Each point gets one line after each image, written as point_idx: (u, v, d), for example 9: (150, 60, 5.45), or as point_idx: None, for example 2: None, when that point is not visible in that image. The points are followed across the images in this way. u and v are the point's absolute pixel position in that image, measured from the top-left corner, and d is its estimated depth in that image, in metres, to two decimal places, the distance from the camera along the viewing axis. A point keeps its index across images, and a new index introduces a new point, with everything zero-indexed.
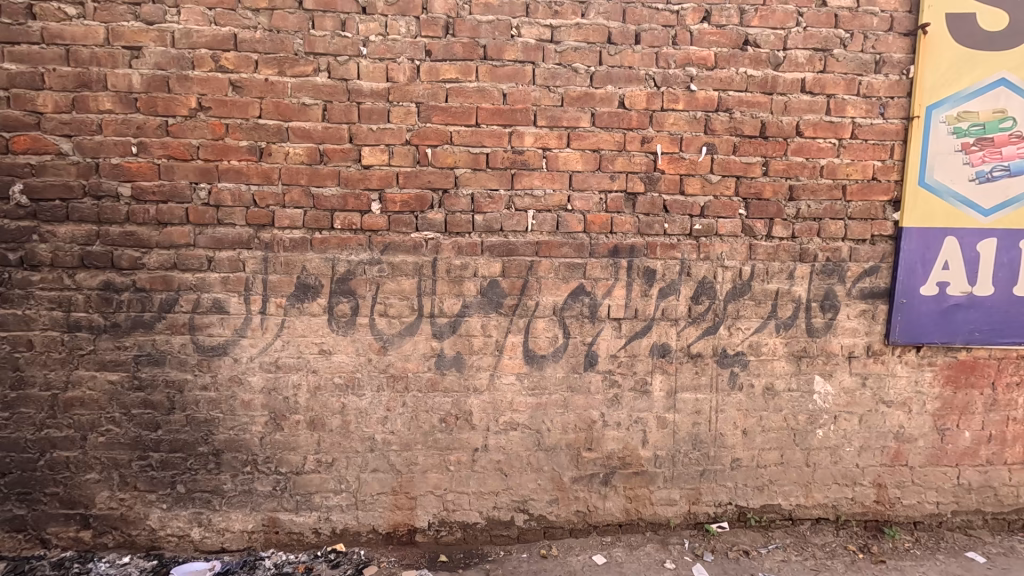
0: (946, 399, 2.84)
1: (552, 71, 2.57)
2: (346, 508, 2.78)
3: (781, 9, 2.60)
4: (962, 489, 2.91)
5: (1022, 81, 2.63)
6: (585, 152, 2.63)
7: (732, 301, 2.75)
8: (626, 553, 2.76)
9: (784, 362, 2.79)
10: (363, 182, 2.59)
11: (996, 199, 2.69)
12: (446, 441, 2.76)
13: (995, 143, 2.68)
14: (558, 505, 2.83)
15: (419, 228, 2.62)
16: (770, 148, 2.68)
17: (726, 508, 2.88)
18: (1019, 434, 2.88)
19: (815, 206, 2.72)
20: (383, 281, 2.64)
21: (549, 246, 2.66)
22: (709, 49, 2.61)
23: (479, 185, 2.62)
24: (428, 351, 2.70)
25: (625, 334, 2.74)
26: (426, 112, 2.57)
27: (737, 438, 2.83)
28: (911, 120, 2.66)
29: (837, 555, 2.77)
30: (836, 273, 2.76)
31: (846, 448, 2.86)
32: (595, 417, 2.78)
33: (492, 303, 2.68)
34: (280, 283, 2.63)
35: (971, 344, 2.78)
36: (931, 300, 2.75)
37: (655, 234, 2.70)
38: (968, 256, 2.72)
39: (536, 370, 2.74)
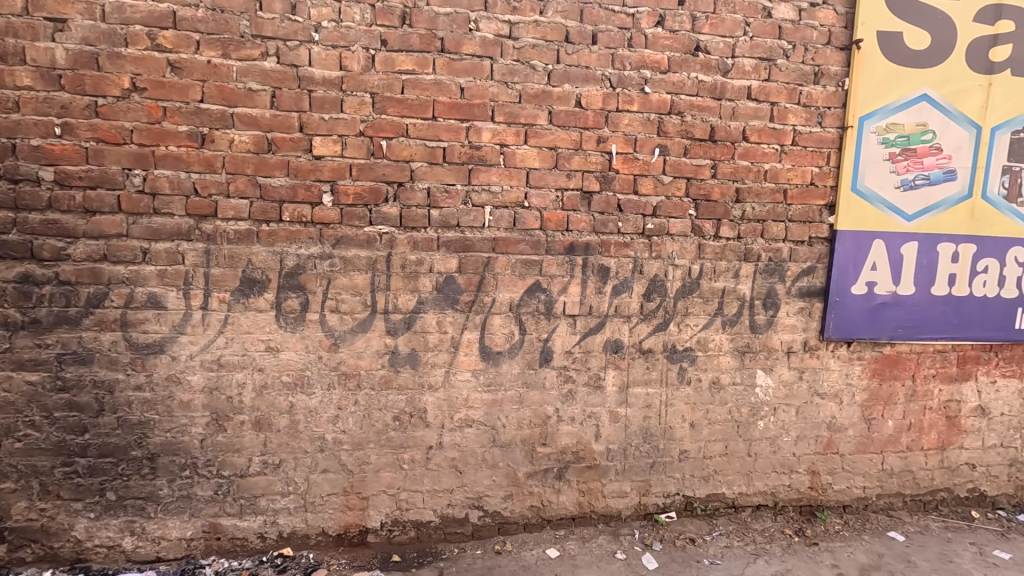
0: (872, 391, 3.06)
1: (510, 67, 2.57)
2: (294, 510, 2.69)
3: (730, 18, 2.71)
4: (886, 474, 3.15)
5: (941, 97, 2.86)
6: (542, 149, 2.65)
7: (682, 299, 2.85)
8: (578, 545, 2.81)
9: (729, 357, 2.92)
10: (314, 173, 2.50)
11: (918, 205, 2.91)
12: (399, 439, 2.71)
13: (917, 154, 2.89)
14: (513, 500, 2.84)
15: (373, 222, 2.56)
16: (719, 152, 2.78)
17: (674, 499, 2.98)
18: (935, 422, 3.14)
19: (758, 208, 2.85)
20: (334, 276, 2.56)
21: (505, 242, 2.66)
22: (662, 53, 2.68)
23: (436, 179, 2.58)
24: (381, 348, 2.64)
25: (579, 331, 2.78)
26: (381, 103, 2.50)
27: (684, 431, 2.94)
28: (845, 129, 2.84)
29: (774, 539, 2.92)
30: (777, 273, 2.90)
31: (784, 438, 3.03)
32: (550, 413, 2.81)
33: (448, 299, 2.65)
34: (223, 277, 2.50)
35: (895, 339, 3.00)
36: (861, 298, 2.94)
37: (609, 233, 2.75)
38: (893, 257, 2.93)
39: (492, 367, 2.73)
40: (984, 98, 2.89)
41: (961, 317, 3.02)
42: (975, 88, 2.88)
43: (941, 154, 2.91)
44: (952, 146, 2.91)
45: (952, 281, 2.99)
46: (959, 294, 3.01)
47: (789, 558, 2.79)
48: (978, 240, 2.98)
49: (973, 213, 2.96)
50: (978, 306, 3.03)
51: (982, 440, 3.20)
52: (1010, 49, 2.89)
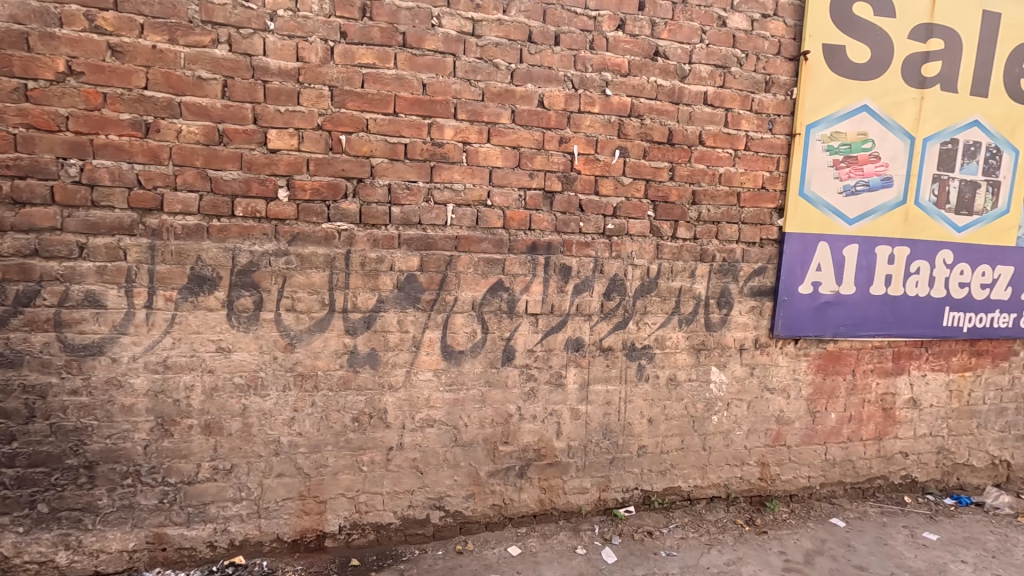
0: (817, 385, 3.22)
1: (473, 65, 2.56)
2: (247, 517, 2.58)
3: (688, 25, 2.79)
4: (829, 464, 3.32)
5: (880, 108, 3.04)
6: (504, 148, 2.65)
7: (641, 298, 2.91)
8: (540, 542, 2.82)
9: (685, 354, 3.01)
10: (269, 167, 2.41)
11: (858, 210, 3.09)
12: (358, 441, 2.65)
13: (858, 161, 3.06)
14: (475, 500, 2.83)
15: (332, 219, 2.49)
16: (676, 155, 2.86)
17: (633, 493, 3.05)
18: (873, 414, 3.34)
19: (713, 210, 2.95)
20: (290, 274, 2.48)
21: (467, 240, 2.65)
22: (623, 56, 2.73)
23: (397, 176, 2.54)
24: (340, 348, 2.57)
25: (541, 329, 2.80)
26: (340, 97, 2.44)
27: (643, 427, 3.01)
28: (793, 136, 2.97)
29: (727, 529, 3.04)
30: (730, 273, 3.01)
31: (736, 431, 3.15)
32: (512, 411, 2.82)
33: (409, 298, 2.62)
34: (169, 274, 2.37)
35: (838, 336, 3.17)
36: (807, 297, 3.10)
37: (571, 233, 2.78)
38: (836, 259, 3.10)
39: (454, 366, 2.72)
40: (916, 110, 3.10)
41: (896, 315, 3.23)
42: (910, 101, 3.08)
43: (880, 162, 3.09)
44: (889, 155, 3.10)
45: (888, 282, 3.19)
46: (894, 293, 3.21)
47: (740, 547, 2.89)
48: (911, 243, 3.19)
49: (907, 218, 3.16)
50: (911, 305, 3.24)
51: (914, 430, 3.43)
52: (940, 65, 3.10)
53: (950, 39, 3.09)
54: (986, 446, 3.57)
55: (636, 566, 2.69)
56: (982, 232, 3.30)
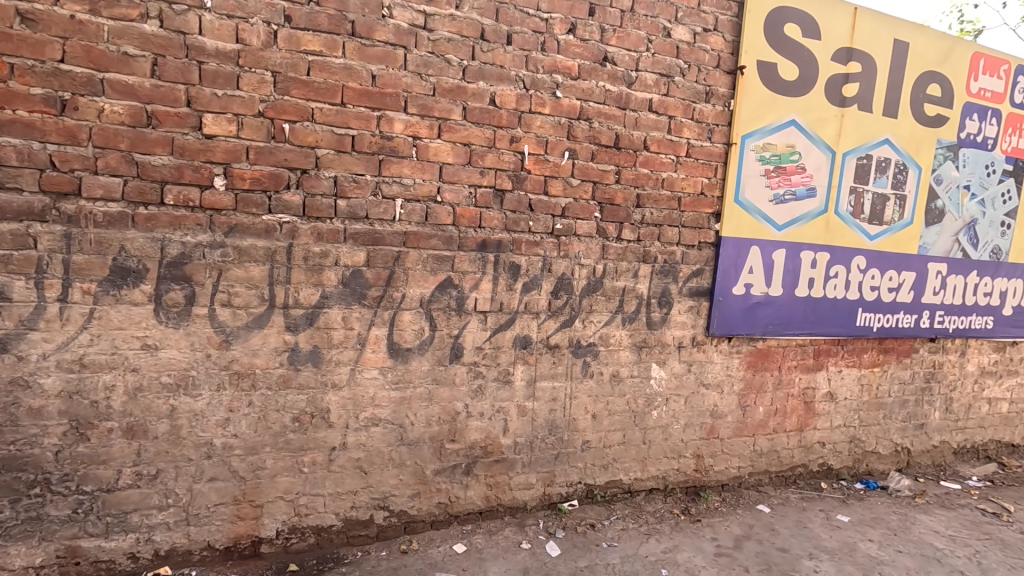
0: (747, 380, 3.43)
1: (424, 59, 2.53)
2: (174, 525, 2.43)
3: (635, 33, 2.89)
4: (756, 454, 3.55)
5: (806, 123, 3.28)
6: (455, 144, 2.63)
7: (587, 296, 2.99)
8: (485, 538, 2.83)
9: (628, 351, 3.12)
10: (204, 154, 2.27)
11: (786, 217, 3.31)
12: (299, 441, 2.56)
13: (787, 171, 3.28)
14: (420, 499, 2.81)
15: (273, 211, 2.38)
16: (623, 159, 2.96)
17: (576, 488, 3.13)
18: (795, 407, 3.59)
19: (656, 214, 3.07)
20: (226, 267, 2.35)
21: (416, 236, 2.61)
22: (573, 60, 2.79)
23: (343, 168, 2.47)
24: (280, 345, 2.47)
25: (490, 327, 2.81)
26: (284, 84, 2.34)
27: (587, 422, 3.09)
28: (730, 145, 3.14)
29: (664, 519, 3.16)
30: (671, 274, 3.15)
31: (674, 425, 3.29)
32: (459, 409, 2.81)
33: (355, 293, 2.55)
34: (88, 265, 2.19)
35: (766, 334, 3.39)
36: (739, 298, 3.29)
37: (520, 232, 2.81)
38: (766, 262, 3.31)
39: (400, 364, 2.67)
40: (837, 127, 3.36)
41: (817, 315, 3.49)
42: (832, 117, 3.34)
43: (805, 173, 3.33)
44: (814, 167, 3.34)
45: (811, 284, 3.44)
46: (816, 295, 3.47)
47: (676, 535, 3.01)
48: (831, 249, 3.46)
49: (828, 226, 3.43)
50: (830, 306, 3.52)
51: (831, 421, 3.72)
52: (858, 86, 3.38)
53: (867, 63, 3.38)
54: (891, 435, 3.94)
55: (579, 557, 2.74)
56: (891, 240, 3.64)
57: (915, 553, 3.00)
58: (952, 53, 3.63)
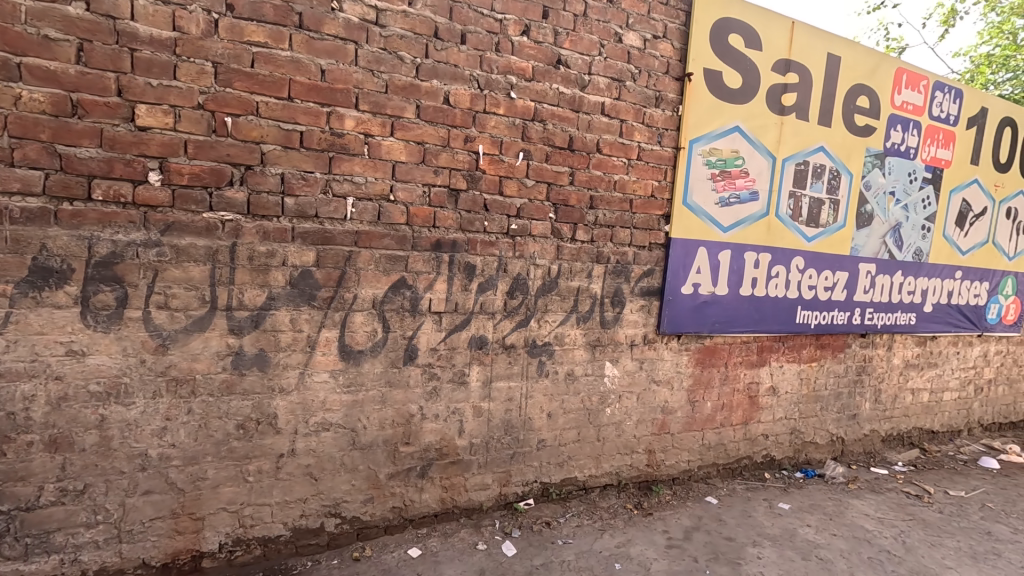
0: (696, 376, 3.55)
1: (376, 55, 2.47)
2: (104, 543, 2.27)
3: (588, 38, 2.94)
4: (704, 448, 3.68)
5: (749, 130, 3.43)
6: (408, 143, 2.60)
7: (542, 297, 3.01)
8: (440, 541, 2.80)
9: (582, 350, 3.17)
10: (137, 147, 2.14)
11: (731, 219, 3.45)
12: (243, 449, 2.45)
13: (731, 175, 3.42)
14: (374, 503, 2.74)
15: (214, 208, 2.27)
16: (576, 160, 3.00)
17: (532, 486, 3.15)
18: (740, 402, 3.75)
19: (609, 215, 3.13)
20: (162, 267, 2.22)
21: (368, 236, 2.55)
22: (527, 61, 2.81)
23: (291, 165, 2.38)
24: (223, 349, 2.36)
25: (445, 328, 2.79)
26: (226, 75, 2.23)
27: (542, 421, 3.11)
28: (678, 150, 3.25)
29: (618, 513, 3.22)
30: (623, 274, 3.22)
31: (626, 422, 3.37)
32: (413, 411, 2.77)
33: (304, 294, 2.46)
34: (3, 265, 2.01)
35: (713, 332, 3.52)
36: (688, 297, 3.40)
37: (475, 232, 2.79)
38: (713, 262, 3.44)
39: (352, 366, 2.61)
40: (777, 134, 3.53)
41: (759, 313, 3.66)
42: (772, 125, 3.50)
43: (748, 177, 3.48)
44: (756, 171, 3.50)
45: (754, 283, 3.61)
46: (759, 294, 3.64)
47: (629, 529, 3.07)
48: (772, 250, 3.63)
49: (769, 228, 3.60)
50: (772, 304, 3.70)
51: (773, 414, 3.91)
52: (795, 96, 3.57)
53: (803, 75, 3.58)
54: (827, 426, 4.18)
55: (535, 556, 2.76)
56: (826, 242, 3.86)
57: (848, 536, 3.18)
58: (879, 67, 3.89)
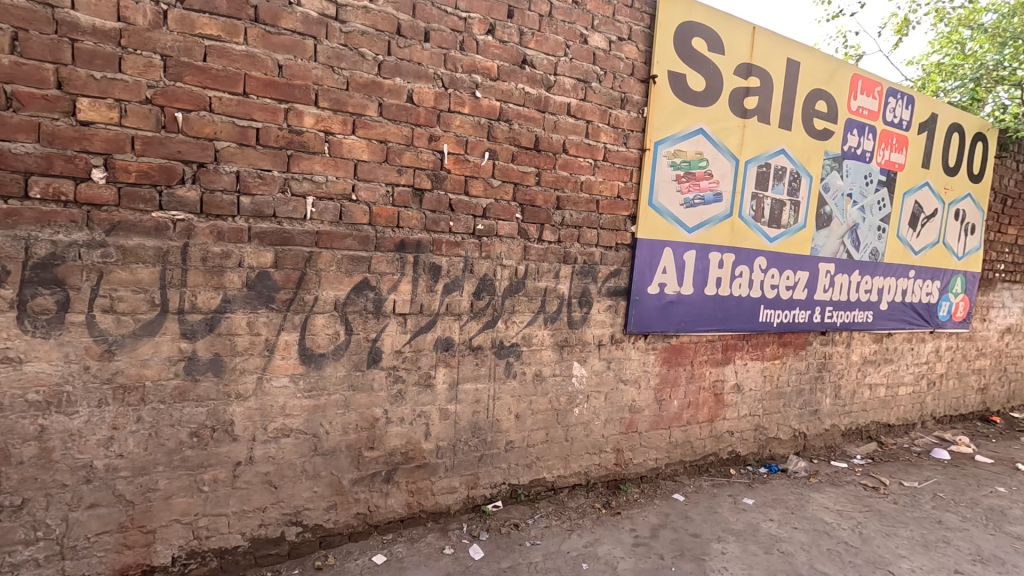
0: (663, 375, 3.59)
1: (336, 51, 2.42)
2: (44, 561, 2.15)
3: (553, 39, 2.94)
4: (672, 445, 3.73)
5: (713, 132, 3.49)
6: (371, 141, 2.54)
7: (509, 297, 2.99)
8: (406, 547, 2.75)
9: (550, 351, 3.16)
10: (79, 142, 2.03)
11: (696, 220, 3.50)
12: (197, 458, 2.35)
13: (696, 177, 3.47)
14: (337, 510, 2.68)
15: (164, 207, 2.18)
16: (543, 161, 3.00)
17: (500, 488, 3.13)
18: (706, 399, 3.81)
19: (576, 216, 3.13)
20: (108, 269, 2.11)
21: (329, 236, 2.49)
22: (492, 61, 2.79)
23: (246, 163, 2.31)
24: (174, 354, 2.26)
25: (410, 329, 2.75)
26: (176, 69, 2.15)
27: (510, 422, 3.10)
28: (644, 151, 3.28)
29: (586, 513, 3.23)
30: (590, 274, 3.23)
31: (594, 422, 3.39)
32: (378, 415, 2.72)
33: (261, 297, 2.39)
34: None
35: (679, 331, 3.57)
36: (654, 297, 3.44)
37: (440, 232, 2.76)
38: (678, 263, 3.49)
39: (314, 370, 2.54)
40: (740, 137, 3.60)
41: (724, 312, 3.72)
42: (735, 128, 3.57)
43: (713, 179, 3.54)
44: (720, 173, 3.56)
45: (718, 283, 3.67)
46: (723, 294, 3.70)
47: (597, 529, 3.08)
48: (736, 251, 3.71)
49: (733, 229, 3.66)
50: (736, 304, 3.77)
51: (738, 411, 3.98)
52: (757, 100, 3.65)
53: (764, 79, 3.66)
54: (790, 421, 4.28)
55: (502, 558, 2.74)
56: (787, 243, 3.96)
57: (808, 529, 3.27)
58: (836, 73, 4.02)
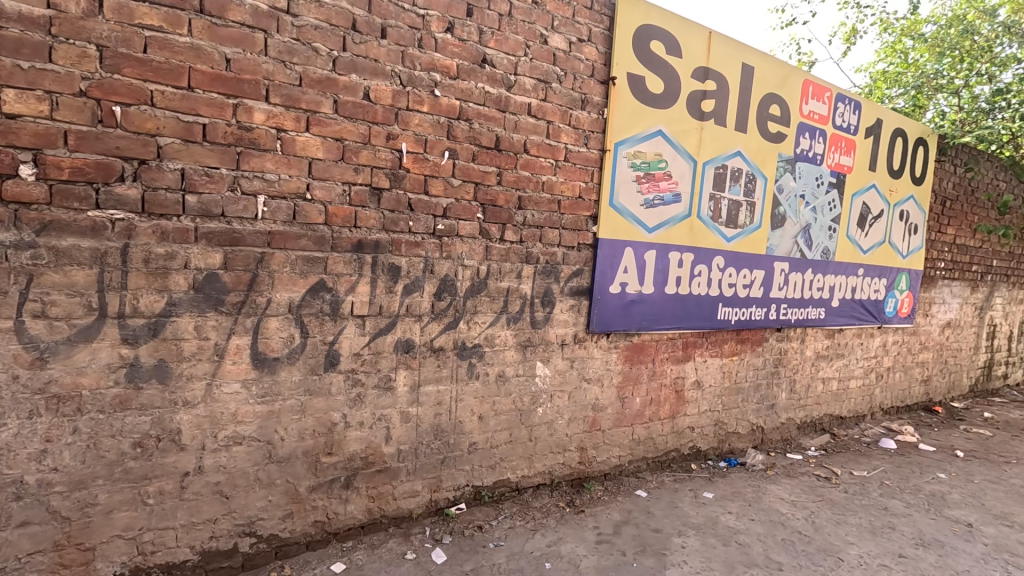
0: (625, 373, 3.64)
1: (288, 46, 2.34)
2: None
3: (513, 38, 2.94)
4: (635, 442, 3.78)
5: (672, 134, 3.55)
6: (325, 139, 2.48)
7: (470, 298, 2.97)
8: (367, 554, 2.69)
9: (513, 351, 3.16)
10: (5, 136, 1.90)
11: (656, 220, 3.56)
12: (141, 470, 2.24)
13: (655, 178, 3.53)
14: (293, 519, 2.60)
15: (101, 206, 2.06)
16: (503, 160, 2.99)
17: (463, 490, 3.11)
18: (667, 396, 3.88)
19: (537, 216, 3.14)
20: (39, 272, 1.99)
21: (282, 237, 2.41)
22: (452, 59, 2.76)
23: (192, 160, 2.21)
24: (115, 360, 2.15)
25: (369, 331, 2.69)
26: (113, 60, 2.04)
27: (473, 424, 3.08)
28: (604, 152, 3.31)
29: (550, 512, 3.23)
30: (553, 274, 3.24)
31: (558, 421, 3.40)
32: (336, 419, 2.65)
33: (210, 299, 2.29)
34: None
35: (640, 330, 3.62)
36: (616, 297, 3.48)
37: (399, 232, 2.71)
38: (639, 262, 3.54)
39: (267, 375, 2.46)
40: (697, 138, 3.68)
41: (684, 310, 3.80)
42: (692, 130, 3.65)
43: (671, 179, 3.60)
44: (679, 174, 3.63)
45: (678, 282, 3.74)
46: (683, 292, 3.78)
47: (561, 528, 3.09)
48: (695, 250, 3.79)
49: (692, 229, 3.74)
50: (695, 302, 3.85)
51: (698, 407, 4.07)
52: (713, 103, 3.74)
53: (721, 83, 3.75)
54: (748, 416, 4.41)
55: (465, 561, 2.71)
56: (744, 242, 4.07)
57: (764, 520, 3.36)
58: (788, 79, 4.16)
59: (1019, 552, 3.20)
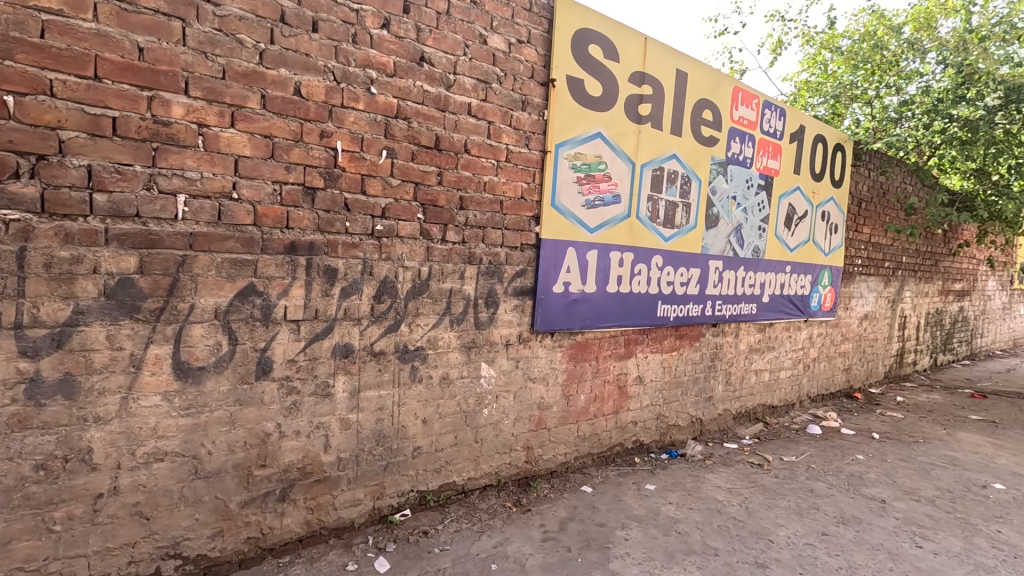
0: (569, 371, 3.69)
1: (209, 36, 2.21)
2: None
3: (451, 38, 2.91)
4: (580, 439, 3.84)
5: (611, 136, 3.64)
6: (253, 136, 2.36)
7: (412, 300, 2.91)
8: (305, 568, 2.58)
9: (456, 353, 3.13)
10: None
11: (597, 221, 3.64)
12: (45, 495, 2.05)
13: (596, 179, 3.60)
14: (223, 537, 2.46)
15: None
16: (444, 160, 2.95)
17: (408, 496, 3.05)
18: (611, 392, 3.97)
19: (479, 216, 3.12)
20: None
21: (206, 238, 2.27)
22: (388, 56, 2.70)
23: (101, 155, 2.04)
24: (11, 376, 1.95)
25: (305, 336, 2.58)
26: (5, 45, 1.85)
27: (417, 428, 3.02)
28: (545, 153, 3.34)
29: (497, 513, 3.23)
30: (496, 274, 3.23)
31: (504, 421, 3.40)
32: (270, 429, 2.53)
33: (123, 306, 2.12)
34: None
35: (584, 328, 3.68)
36: (559, 296, 3.52)
37: (335, 233, 2.62)
38: (581, 262, 3.60)
39: (191, 386, 2.31)
40: (635, 141, 3.79)
41: (625, 308, 3.90)
42: (630, 133, 3.75)
43: (611, 181, 3.69)
44: (618, 176, 3.72)
45: (619, 281, 3.84)
46: (624, 291, 3.88)
47: (507, 528, 3.09)
48: (634, 250, 3.90)
49: (631, 229, 3.85)
50: (636, 300, 3.96)
51: (641, 401, 4.19)
52: (650, 107, 3.86)
53: (656, 88, 3.88)
54: (687, 409, 4.58)
55: (409, 568, 2.65)
56: (681, 242, 4.23)
57: (702, 508, 3.50)
58: (719, 85, 4.35)
59: (925, 523, 3.50)
